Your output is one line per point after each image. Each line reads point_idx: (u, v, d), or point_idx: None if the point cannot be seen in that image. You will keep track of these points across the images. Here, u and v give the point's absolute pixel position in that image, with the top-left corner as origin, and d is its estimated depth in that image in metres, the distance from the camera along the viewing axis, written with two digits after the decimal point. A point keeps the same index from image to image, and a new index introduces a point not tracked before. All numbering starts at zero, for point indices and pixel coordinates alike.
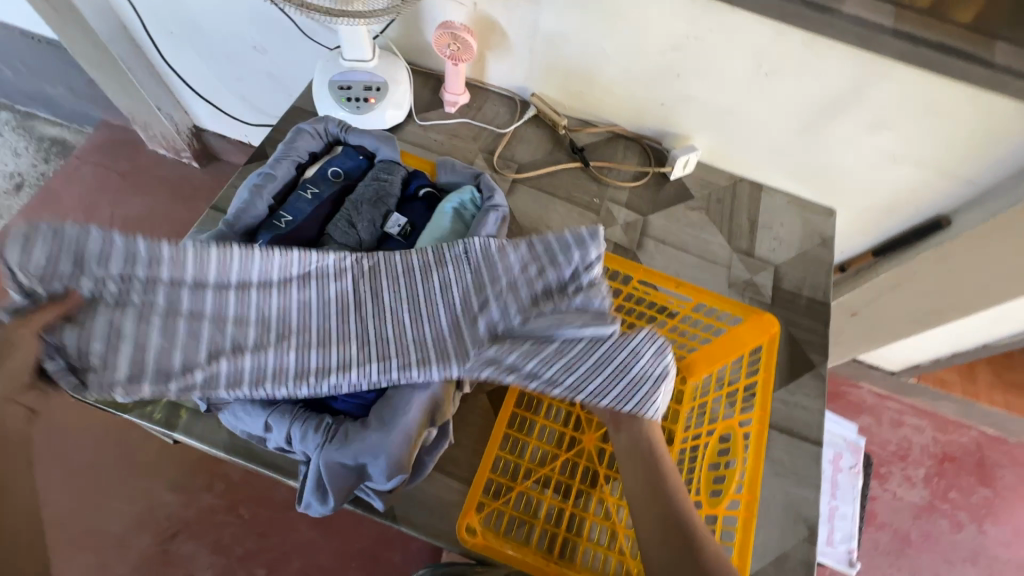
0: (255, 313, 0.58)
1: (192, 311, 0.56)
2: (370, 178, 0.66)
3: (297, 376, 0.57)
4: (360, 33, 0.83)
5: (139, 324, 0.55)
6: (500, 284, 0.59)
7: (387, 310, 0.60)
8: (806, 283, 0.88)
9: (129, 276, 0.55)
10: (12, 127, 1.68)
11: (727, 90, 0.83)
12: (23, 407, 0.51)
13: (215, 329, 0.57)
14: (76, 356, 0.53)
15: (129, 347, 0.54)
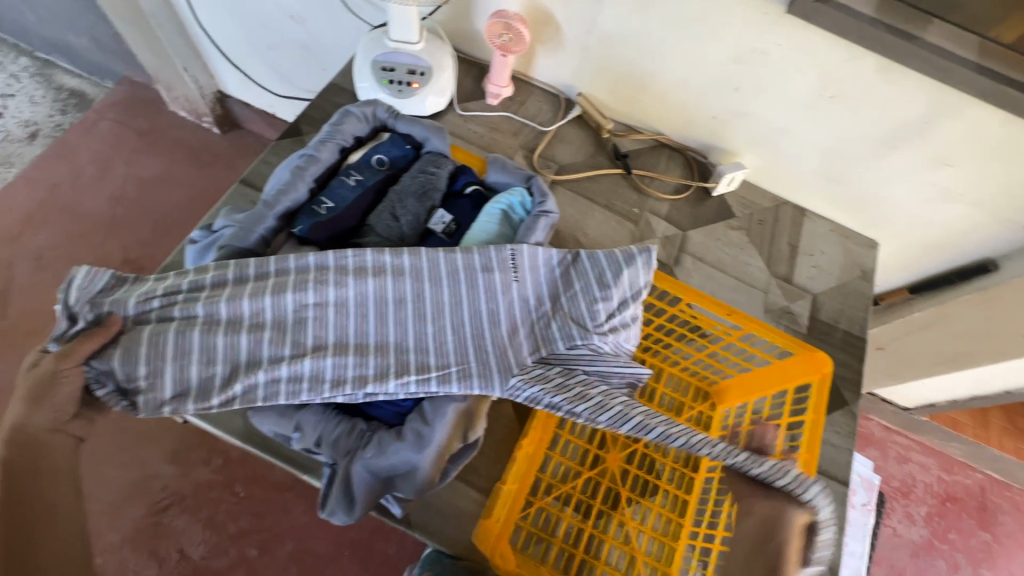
0: (299, 318, 0.55)
1: (230, 320, 0.54)
2: (417, 171, 0.64)
3: (347, 384, 0.53)
4: (410, 14, 0.79)
5: (180, 338, 0.52)
6: (543, 309, 0.60)
7: (441, 318, 0.57)
8: (843, 315, 0.85)
9: (172, 296, 0.54)
10: (30, 73, 1.63)
11: (784, 111, 0.79)
12: (72, 437, 0.50)
13: (258, 335, 0.53)
14: (124, 380, 0.51)
15: (172, 365, 0.52)
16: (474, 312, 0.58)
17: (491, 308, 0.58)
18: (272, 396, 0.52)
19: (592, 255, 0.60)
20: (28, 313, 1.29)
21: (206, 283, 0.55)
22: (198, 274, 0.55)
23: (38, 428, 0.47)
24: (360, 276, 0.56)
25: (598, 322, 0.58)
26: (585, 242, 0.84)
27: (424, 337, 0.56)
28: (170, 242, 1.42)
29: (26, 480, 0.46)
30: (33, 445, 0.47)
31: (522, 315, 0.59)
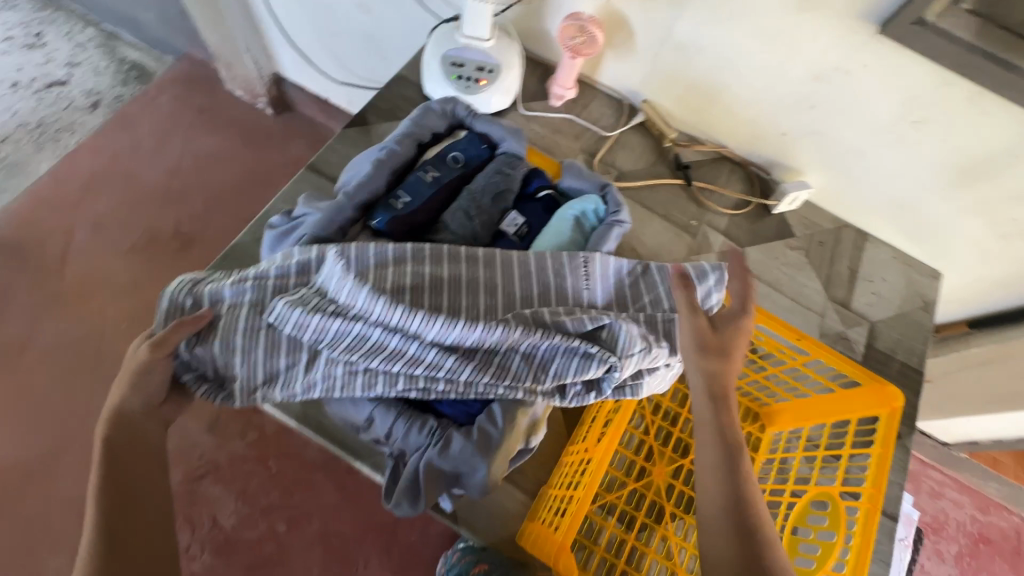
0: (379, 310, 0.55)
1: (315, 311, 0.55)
2: (493, 169, 0.64)
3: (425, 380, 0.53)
4: (485, 11, 0.79)
5: (270, 328, 0.54)
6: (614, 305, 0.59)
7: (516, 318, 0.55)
8: (900, 346, 0.83)
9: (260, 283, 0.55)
10: (95, 44, 1.68)
11: (861, 132, 0.77)
12: (160, 419, 0.52)
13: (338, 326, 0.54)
14: (222, 366, 0.54)
15: (263, 353, 0.53)
16: (544, 317, 0.55)
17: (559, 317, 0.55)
18: (349, 388, 0.54)
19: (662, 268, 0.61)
20: (84, 277, 1.34)
21: (292, 270, 0.55)
22: (287, 259, 0.55)
23: (136, 408, 0.50)
24: (436, 271, 0.56)
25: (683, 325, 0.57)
26: (642, 252, 0.84)
27: (497, 335, 0.55)
28: (219, 218, 1.46)
29: (123, 458, 0.48)
30: (133, 424, 0.50)
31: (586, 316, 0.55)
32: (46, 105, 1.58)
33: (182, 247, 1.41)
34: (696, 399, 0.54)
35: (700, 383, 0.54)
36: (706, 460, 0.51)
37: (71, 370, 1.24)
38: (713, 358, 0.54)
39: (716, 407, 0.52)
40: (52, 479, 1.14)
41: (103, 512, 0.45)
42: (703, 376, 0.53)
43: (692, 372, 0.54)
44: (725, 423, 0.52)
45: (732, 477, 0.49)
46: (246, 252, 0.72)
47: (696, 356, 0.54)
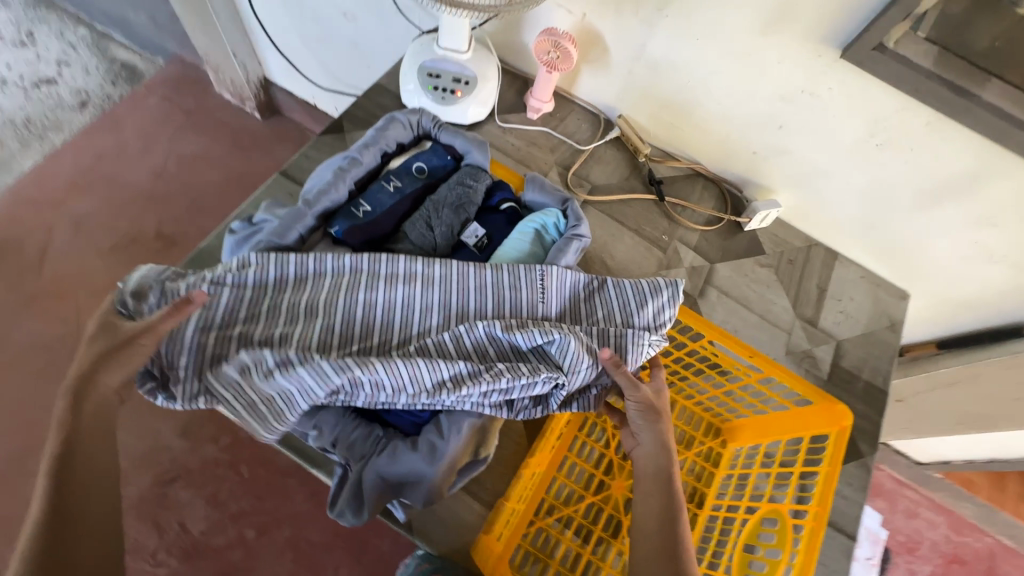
0: (330, 318, 0.55)
1: (269, 314, 0.55)
2: (455, 180, 0.65)
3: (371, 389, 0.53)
4: (462, 24, 0.80)
5: (223, 331, 0.54)
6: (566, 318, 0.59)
7: (466, 328, 0.55)
8: (866, 364, 0.84)
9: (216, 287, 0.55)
10: (86, 44, 1.69)
11: (827, 153, 0.79)
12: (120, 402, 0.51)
13: (290, 330, 0.54)
14: (167, 367, 0.52)
15: (213, 355, 0.53)
16: (496, 331, 0.55)
17: (508, 331, 0.55)
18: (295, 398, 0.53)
19: (619, 284, 0.61)
20: (62, 277, 1.33)
21: (248, 280, 0.56)
22: (243, 268, 0.56)
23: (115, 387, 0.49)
24: (390, 282, 0.57)
25: (634, 345, 0.56)
26: (612, 266, 0.85)
27: (445, 345, 0.55)
28: (202, 220, 1.46)
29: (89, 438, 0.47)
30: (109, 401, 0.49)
31: (535, 332, 0.55)
32: (34, 103, 1.58)
33: (164, 248, 1.40)
34: (645, 456, 0.54)
35: (651, 441, 0.54)
36: (651, 516, 0.51)
37: (45, 369, 1.23)
38: (662, 419, 0.54)
39: (668, 463, 0.53)
40: (20, 480, 1.13)
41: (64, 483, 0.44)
42: (656, 435, 0.54)
43: (644, 431, 0.54)
44: (674, 480, 0.52)
45: (674, 534, 0.50)
46: (212, 256, 0.72)
47: (648, 419, 0.54)
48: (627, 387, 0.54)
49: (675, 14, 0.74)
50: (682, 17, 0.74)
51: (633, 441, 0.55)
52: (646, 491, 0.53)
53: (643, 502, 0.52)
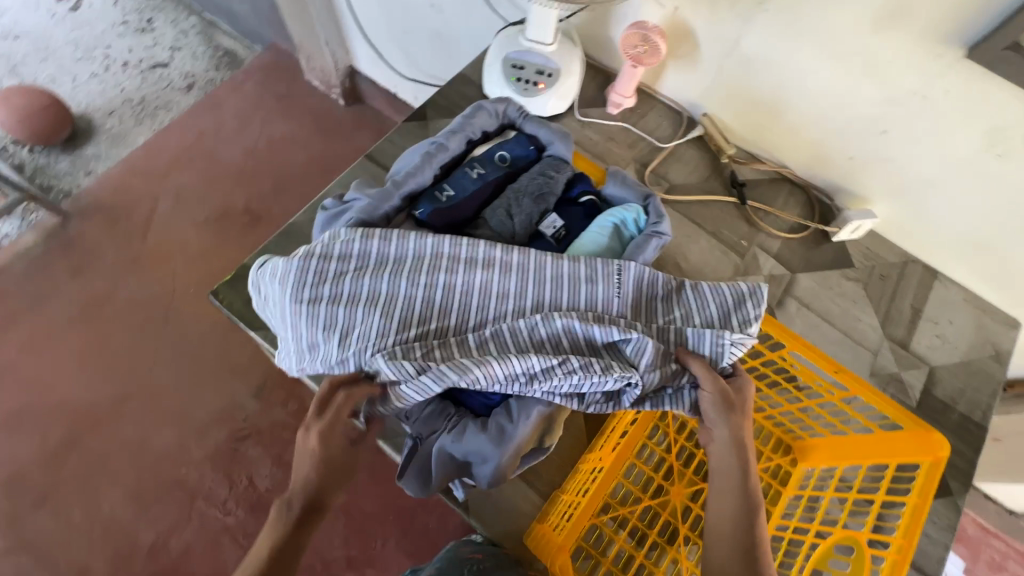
0: (410, 298, 0.56)
1: (352, 291, 0.56)
2: (537, 170, 0.65)
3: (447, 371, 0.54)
4: (550, 16, 0.80)
5: (311, 303, 0.55)
6: (638, 316, 0.58)
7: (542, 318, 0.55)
8: (962, 396, 0.77)
9: (307, 262, 0.56)
10: (195, 31, 1.84)
11: (935, 162, 0.72)
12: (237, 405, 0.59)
13: (372, 308, 0.55)
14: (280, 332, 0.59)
15: (305, 327, 0.55)
16: (572, 323, 0.55)
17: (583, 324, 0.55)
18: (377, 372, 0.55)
19: (698, 286, 0.60)
20: (162, 244, 1.46)
21: (336, 251, 0.57)
22: (333, 241, 0.58)
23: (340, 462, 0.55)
24: (469, 266, 0.58)
25: (715, 344, 0.55)
26: (685, 268, 0.82)
27: (520, 333, 0.55)
28: (286, 199, 1.55)
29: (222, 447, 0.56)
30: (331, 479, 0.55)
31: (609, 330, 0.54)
32: (149, 84, 1.74)
33: (251, 222, 1.51)
34: (719, 453, 0.53)
35: (725, 438, 0.53)
36: (726, 515, 0.51)
37: (144, 325, 1.36)
38: (737, 414, 0.53)
39: (743, 460, 0.52)
40: (117, 422, 1.26)
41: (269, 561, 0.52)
42: (731, 431, 0.52)
43: (718, 426, 0.53)
44: (750, 479, 0.51)
45: (750, 534, 0.49)
46: (302, 231, 0.77)
47: (722, 412, 0.52)
48: (702, 378, 0.53)
49: (775, 8, 0.70)
50: (783, 13, 0.70)
51: (706, 437, 0.54)
52: (720, 487, 0.52)
53: (718, 499, 0.52)
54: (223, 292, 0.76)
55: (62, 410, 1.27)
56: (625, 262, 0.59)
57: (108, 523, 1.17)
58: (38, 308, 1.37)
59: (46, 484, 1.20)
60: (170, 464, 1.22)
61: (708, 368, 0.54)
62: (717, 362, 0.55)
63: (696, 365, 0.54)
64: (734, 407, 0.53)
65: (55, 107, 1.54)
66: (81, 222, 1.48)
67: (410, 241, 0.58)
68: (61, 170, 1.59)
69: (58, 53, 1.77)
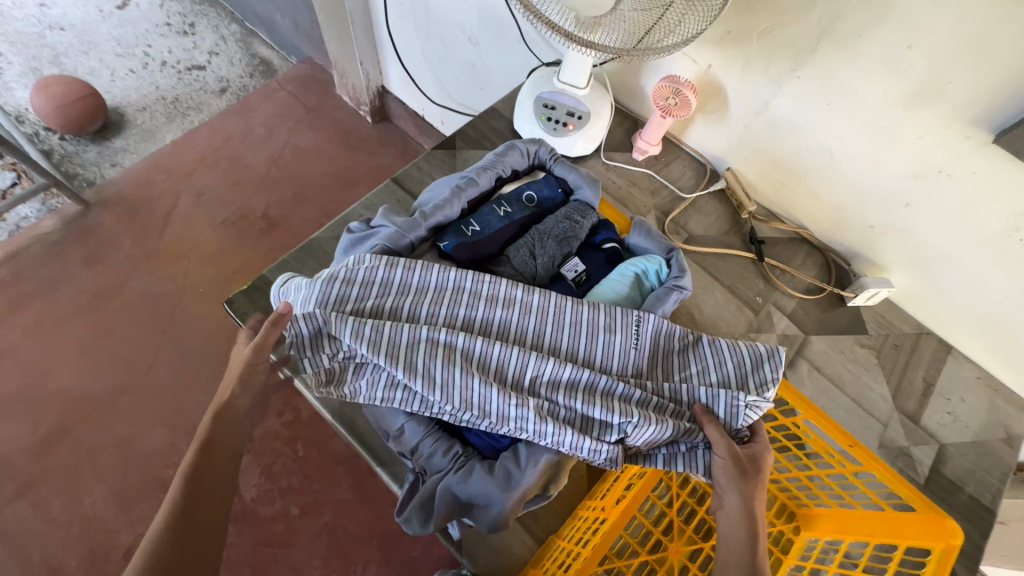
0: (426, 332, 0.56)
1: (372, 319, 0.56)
2: (564, 214, 0.67)
3: (457, 402, 0.53)
4: (585, 62, 0.82)
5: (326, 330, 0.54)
6: (658, 374, 0.58)
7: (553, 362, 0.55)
8: (972, 476, 0.75)
9: (329, 287, 0.57)
10: (234, 39, 1.90)
11: (958, 239, 0.72)
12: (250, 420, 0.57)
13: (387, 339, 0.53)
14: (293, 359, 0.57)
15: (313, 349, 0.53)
16: (581, 374, 0.55)
17: (594, 373, 0.55)
18: (390, 399, 0.55)
19: (715, 344, 0.60)
20: (177, 241, 1.47)
21: (359, 276, 0.58)
22: (357, 265, 0.59)
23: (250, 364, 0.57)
24: (491, 303, 0.58)
25: (729, 407, 0.54)
26: (700, 319, 0.82)
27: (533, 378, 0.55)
28: (304, 208, 1.57)
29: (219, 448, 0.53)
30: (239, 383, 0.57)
31: (619, 381, 0.55)
32: (184, 85, 1.79)
33: (267, 228, 1.52)
34: (728, 521, 0.51)
35: (736, 506, 0.51)
36: None
37: (150, 319, 1.36)
38: (750, 482, 0.52)
39: (753, 534, 0.50)
40: (111, 416, 1.25)
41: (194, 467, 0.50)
42: (742, 499, 0.51)
43: (730, 493, 0.52)
44: (758, 551, 0.49)
45: None
46: (323, 247, 0.79)
47: (736, 479, 0.51)
48: (716, 442, 0.53)
49: (807, 76, 0.72)
50: (814, 81, 0.72)
51: (717, 502, 0.53)
52: (725, 558, 0.50)
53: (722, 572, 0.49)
54: (238, 301, 0.76)
55: (58, 398, 1.26)
56: (645, 312, 0.59)
57: (89, 519, 1.15)
58: (48, 294, 1.37)
59: (32, 473, 1.18)
60: (159, 464, 1.21)
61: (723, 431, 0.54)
62: (732, 422, 0.54)
63: (712, 429, 0.53)
64: (749, 473, 0.52)
65: (90, 99, 1.57)
66: (101, 213, 1.50)
67: (434, 273, 0.59)
68: (89, 159, 1.62)
69: (100, 47, 1.82)
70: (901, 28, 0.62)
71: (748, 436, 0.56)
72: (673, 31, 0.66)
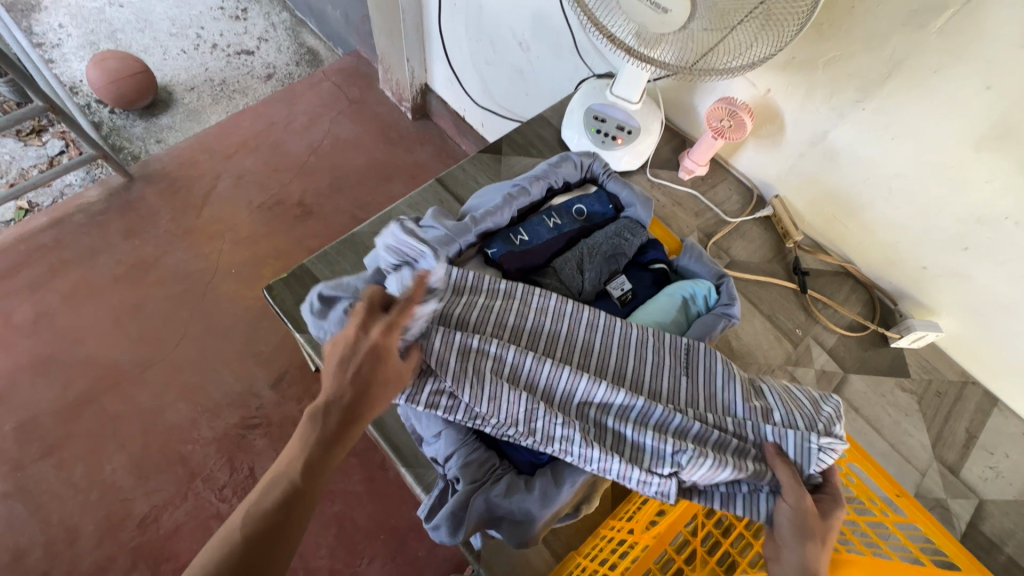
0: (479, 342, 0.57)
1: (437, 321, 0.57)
2: (613, 230, 0.70)
3: (504, 417, 0.55)
4: (640, 77, 0.81)
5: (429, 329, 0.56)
6: (708, 405, 0.60)
7: (603, 386, 0.57)
8: (1012, 537, 0.72)
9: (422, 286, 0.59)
10: (284, 27, 1.94)
11: (1017, 289, 0.70)
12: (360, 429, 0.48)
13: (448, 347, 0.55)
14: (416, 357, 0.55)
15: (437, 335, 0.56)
16: (632, 401, 0.57)
17: (647, 402, 0.57)
18: (434, 405, 0.55)
19: (781, 386, 0.61)
20: (214, 221, 1.50)
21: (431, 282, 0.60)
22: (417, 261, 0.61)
23: (388, 372, 0.49)
24: (539, 314, 0.62)
25: (800, 449, 0.54)
26: (736, 347, 0.81)
27: (580, 397, 0.58)
28: (339, 199, 1.58)
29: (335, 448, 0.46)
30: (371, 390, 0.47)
31: (672, 412, 0.57)
32: (233, 68, 1.82)
33: (302, 215, 1.54)
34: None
35: (796, 562, 0.49)
36: None
37: (181, 295, 1.39)
38: (815, 543, 0.49)
39: None
40: (137, 387, 1.27)
41: (300, 474, 0.44)
42: (803, 556, 0.49)
43: (790, 547, 0.50)
44: None
45: None
46: (364, 242, 0.82)
47: (799, 531, 0.50)
48: (787, 487, 0.52)
49: (873, 109, 0.70)
50: (880, 114, 0.70)
51: (774, 553, 0.51)
52: None
53: None
54: (277, 288, 0.77)
55: (87, 364, 1.28)
56: (698, 341, 0.63)
57: (107, 486, 1.17)
58: (86, 262, 1.41)
59: (57, 436, 1.21)
60: (178, 439, 1.22)
61: (795, 474, 0.53)
62: (803, 466, 0.54)
63: (780, 470, 0.53)
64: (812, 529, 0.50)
65: (143, 76, 1.61)
66: (144, 187, 1.53)
67: (488, 282, 0.62)
68: (135, 134, 1.66)
69: (155, 26, 1.86)
70: (980, 67, 0.59)
71: (822, 483, 0.56)
72: (739, 55, 0.64)
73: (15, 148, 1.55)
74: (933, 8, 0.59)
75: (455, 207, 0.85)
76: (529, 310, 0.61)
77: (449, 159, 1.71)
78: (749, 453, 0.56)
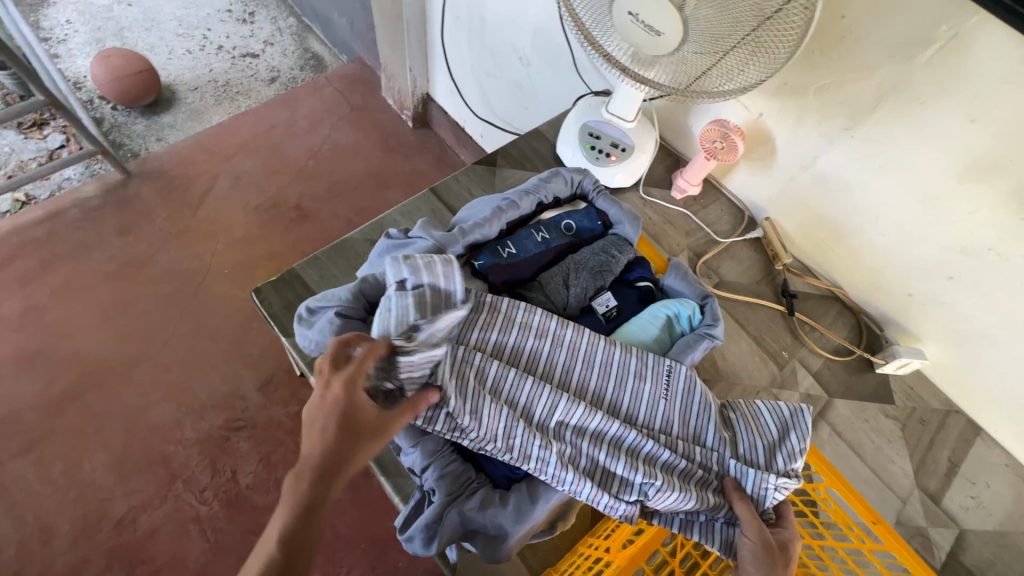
0: (462, 357, 0.57)
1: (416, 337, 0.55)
2: (601, 248, 0.70)
3: (483, 432, 0.55)
4: (636, 96, 0.81)
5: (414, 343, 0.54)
6: (683, 431, 0.60)
7: (582, 409, 0.58)
8: (991, 568, 0.72)
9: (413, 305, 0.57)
10: (290, 32, 1.96)
11: (1000, 319, 0.70)
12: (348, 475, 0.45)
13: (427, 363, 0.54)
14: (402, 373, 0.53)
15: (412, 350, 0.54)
16: (609, 425, 0.58)
17: (622, 427, 0.58)
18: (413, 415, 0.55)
19: (753, 408, 0.62)
20: (210, 220, 1.50)
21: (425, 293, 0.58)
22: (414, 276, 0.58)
23: (363, 420, 0.46)
24: (523, 329, 0.62)
25: (758, 485, 0.55)
26: (722, 367, 0.81)
27: (559, 418, 0.58)
28: (336, 203, 1.59)
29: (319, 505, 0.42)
30: (350, 441, 0.45)
31: (646, 439, 0.58)
32: (237, 70, 1.84)
33: (298, 219, 1.54)
34: None
35: None
36: None
37: (172, 294, 1.38)
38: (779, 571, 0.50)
39: None
40: (123, 384, 1.26)
41: (282, 547, 0.40)
42: None
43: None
44: None
45: None
46: (354, 248, 0.82)
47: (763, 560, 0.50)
48: (747, 521, 0.53)
49: (861, 137, 0.71)
50: (868, 143, 0.71)
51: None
52: None
53: None
54: (265, 291, 0.77)
55: (74, 360, 1.28)
56: (677, 362, 0.63)
57: (86, 484, 1.15)
58: (79, 257, 1.40)
59: (38, 431, 1.19)
60: (161, 439, 1.21)
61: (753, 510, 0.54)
62: (758, 502, 0.56)
63: (739, 503, 0.54)
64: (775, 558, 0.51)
65: (147, 74, 1.62)
66: (141, 184, 1.53)
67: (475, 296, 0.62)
68: (136, 131, 1.66)
69: (162, 25, 1.88)
70: (966, 100, 0.60)
71: (774, 519, 0.57)
72: (732, 78, 0.65)
73: (14, 141, 1.55)
74: (921, 41, 0.61)
75: (447, 217, 0.86)
76: (516, 325, 0.62)
77: (447, 168, 1.72)
78: (708, 483, 0.58)
